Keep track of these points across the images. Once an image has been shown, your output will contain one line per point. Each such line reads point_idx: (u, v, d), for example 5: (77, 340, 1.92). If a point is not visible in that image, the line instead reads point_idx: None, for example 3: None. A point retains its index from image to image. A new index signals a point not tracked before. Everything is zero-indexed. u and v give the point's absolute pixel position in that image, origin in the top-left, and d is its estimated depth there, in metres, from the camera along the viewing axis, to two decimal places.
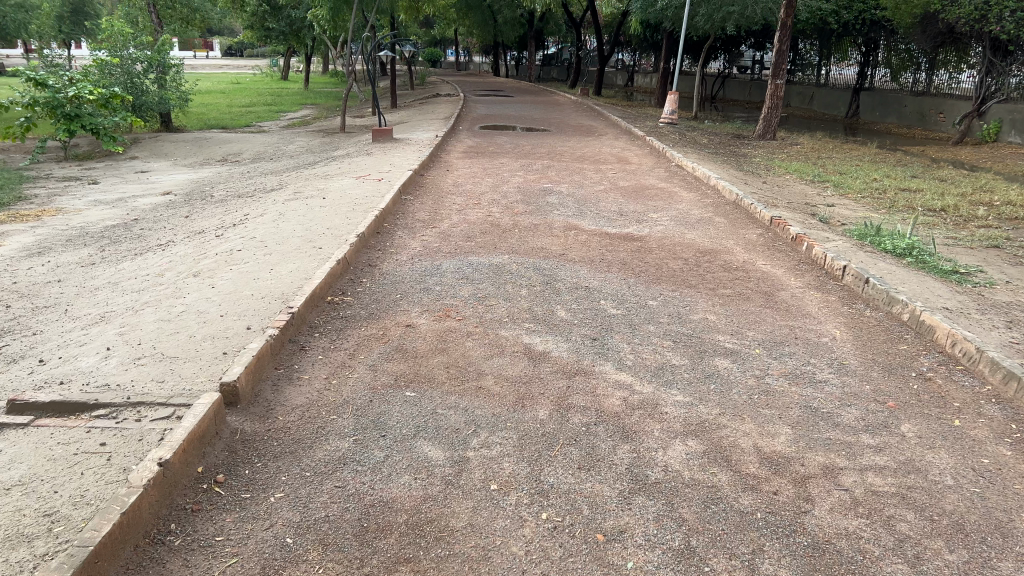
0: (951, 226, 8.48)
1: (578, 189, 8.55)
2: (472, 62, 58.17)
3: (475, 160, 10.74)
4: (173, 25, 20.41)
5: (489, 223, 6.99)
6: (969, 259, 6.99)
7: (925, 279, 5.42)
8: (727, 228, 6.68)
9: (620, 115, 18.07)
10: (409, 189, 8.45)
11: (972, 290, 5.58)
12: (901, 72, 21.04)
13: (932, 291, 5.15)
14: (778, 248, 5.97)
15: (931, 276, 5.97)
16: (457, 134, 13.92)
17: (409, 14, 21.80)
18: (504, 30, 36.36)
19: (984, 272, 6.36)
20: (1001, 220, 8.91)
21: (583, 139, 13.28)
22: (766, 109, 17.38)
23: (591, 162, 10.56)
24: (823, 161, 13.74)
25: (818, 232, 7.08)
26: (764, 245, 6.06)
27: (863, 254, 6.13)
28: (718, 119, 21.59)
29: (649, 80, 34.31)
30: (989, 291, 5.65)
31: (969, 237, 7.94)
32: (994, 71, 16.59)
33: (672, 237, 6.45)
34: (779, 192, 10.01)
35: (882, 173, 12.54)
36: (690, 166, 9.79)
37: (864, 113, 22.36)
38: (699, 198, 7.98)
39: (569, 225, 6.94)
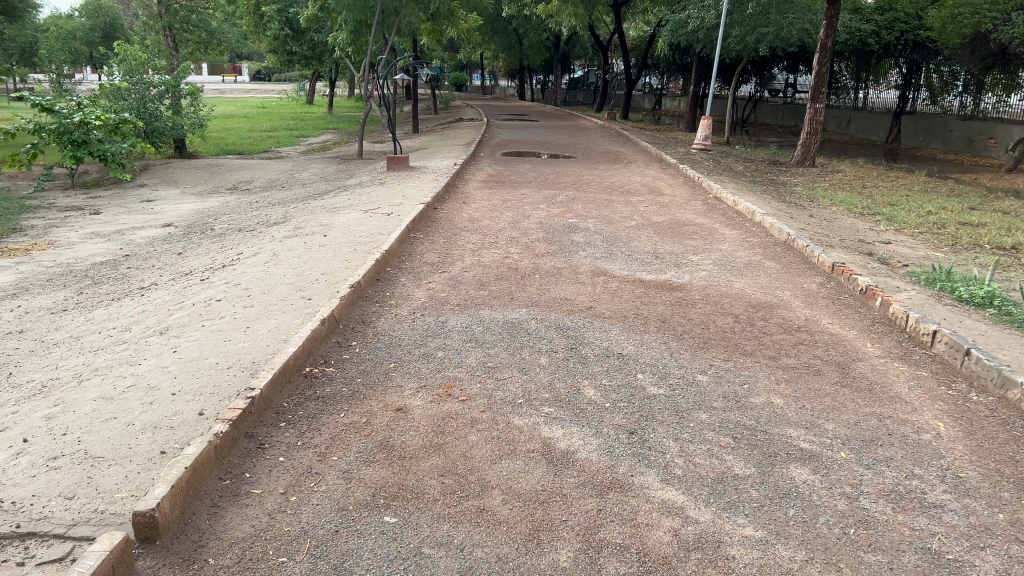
0: None
1: (606, 225, 7.72)
2: (497, 85, 57.67)
3: (495, 191, 9.94)
4: (190, 49, 19.94)
5: (506, 266, 6.16)
6: None
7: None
8: (782, 275, 5.81)
9: (650, 140, 17.20)
10: (420, 225, 7.66)
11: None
12: (945, 95, 20.03)
13: None
14: (845, 303, 5.08)
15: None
16: (478, 161, 13.16)
17: (432, 37, 21.20)
18: (529, 53, 35.76)
19: None
20: None
21: (612, 167, 12.44)
22: (804, 135, 16.45)
23: (621, 193, 9.73)
24: (869, 190, 12.80)
25: (885, 278, 6.16)
26: (826, 300, 5.17)
27: (945, 307, 5.21)
28: (751, 145, 20.69)
29: (678, 104, 33.48)
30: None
31: None
32: None
33: (716, 286, 5.58)
34: (828, 227, 9.09)
35: (936, 204, 11.56)
36: (730, 199, 8.90)
37: (906, 137, 21.36)
38: (744, 236, 7.11)
39: (597, 269, 6.09)
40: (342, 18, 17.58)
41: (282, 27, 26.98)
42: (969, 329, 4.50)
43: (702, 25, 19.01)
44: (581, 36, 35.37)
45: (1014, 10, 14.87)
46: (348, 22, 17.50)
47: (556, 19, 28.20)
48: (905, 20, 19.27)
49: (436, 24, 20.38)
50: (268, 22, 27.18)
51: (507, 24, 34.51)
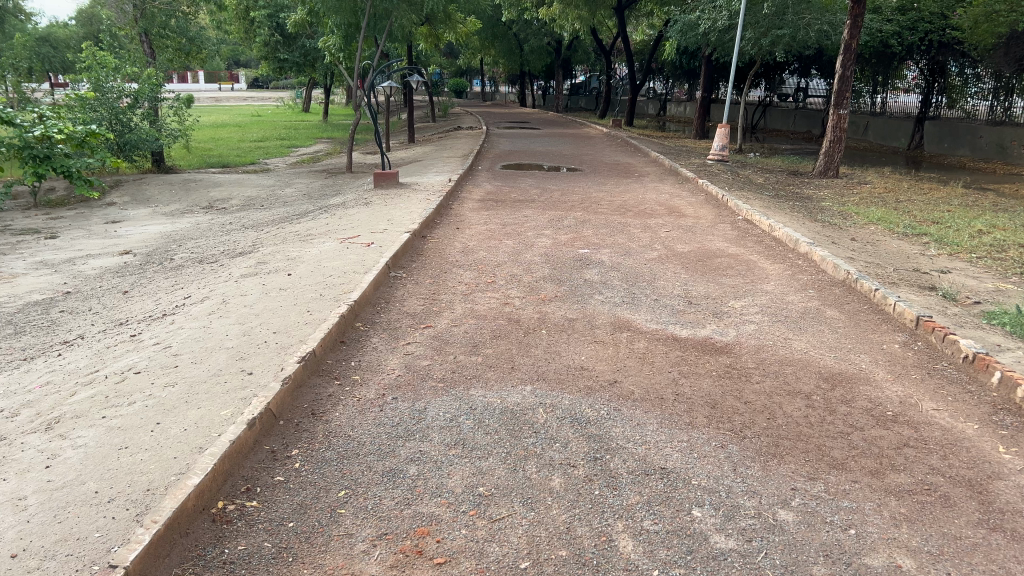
0: None
1: (624, 257, 6.56)
2: (497, 91, 56.63)
3: (493, 213, 8.78)
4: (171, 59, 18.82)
5: (505, 316, 4.99)
6: None
7: None
8: (853, 331, 4.62)
9: (661, 150, 16.04)
10: (405, 258, 6.47)
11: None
12: (971, 97, 18.79)
13: None
14: (948, 378, 3.89)
15: None
16: (476, 176, 11.99)
17: (428, 42, 20.07)
18: (530, 59, 34.62)
19: None
20: None
21: (622, 183, 11.29)
22: (827, 143, 15.24)
23: (635, 214, 8.56)
24: (905, 205, 11.63)
25: (972, 327, 4.94)
26: (921, 372, 3.98)
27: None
28: (765, 153, 19.51)
29: (684, 109, 32.33)
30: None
31: None
32: None
33: (773, 346, 4.40)
34: (876, 253, 7.91)
35: (985, 220, 10.37)
36: (764, 223, 7.71)
37: (928, 144, 20.05)
38: (791, 272, 5.96)
39: (619, 320, 4.90)
40: (331, 23, 16.43)
41: (273, 33, 25.89)
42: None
43: (714, 28, 17.83)
44: (584, 40, 34.27)
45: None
46: (338, 26, 16.36)
47: (558, 23, 27.05)
48: (929, 20, 18.20)
49: (432, 27, 19.25)
50: (258, 28, 26.04)
51: (508, 29, 33.43)
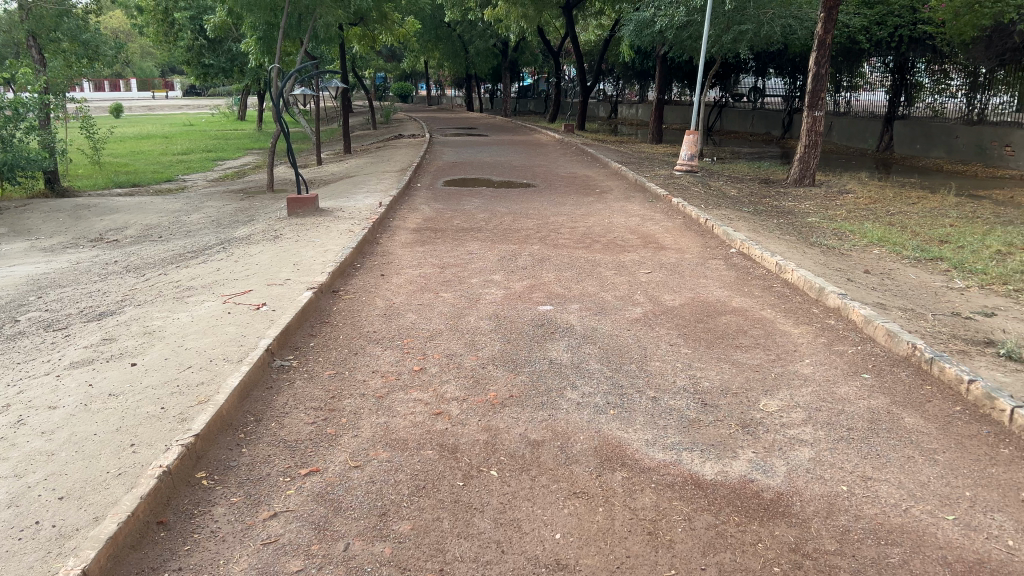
0: None
1: (599, 318, 4.96)
2: (442, 96, 54.80)
3: (429, 247, 7.12)
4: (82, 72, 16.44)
5: (436, 440, 3.31)
6: None
7: None
8: (962, 464, 3.07)
9: (621, 160, 14.54)
10: (306, 329, 4.75)
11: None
12: (936, 95, 17.61)
13: None
14: None
15: None
16: (413, 197, 10.28)
17: (363, 44, 18.22)
18: (476, 61, 32.69)
19: None
20: None
21: (584, 203, 9.69)
22: (801, 148, 13.81)
23: (604, 248, 6.99)
24: (898, 218, 10.22)
25: None
26: None
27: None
28: (728, 158, 18.19)
29: (636, 111, 31.01)
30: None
31: None
32: None
33: (851, 501, 2.83)
34: (900, 291, 6.40)
35: (1000, 235, 8.64)
36: (768, 260, 6.20)
37: (898, 145, 18.65)
38: (826, 341, 4.48)
39: (607, 445, 3.27)
40: (247, 25, 14.50)
41: (196, 36, 23.74)
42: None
43: (671, 25, 16.01)
44: (531, 42, 32.66)
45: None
46: (256, 27, 14.43)
47: (504, 24, 25.41)
48: (898, 14, 17.04)
49: (366, 28, 17.44)
50: (179, 32, 23.85)
51: (452, 30, 31.68)
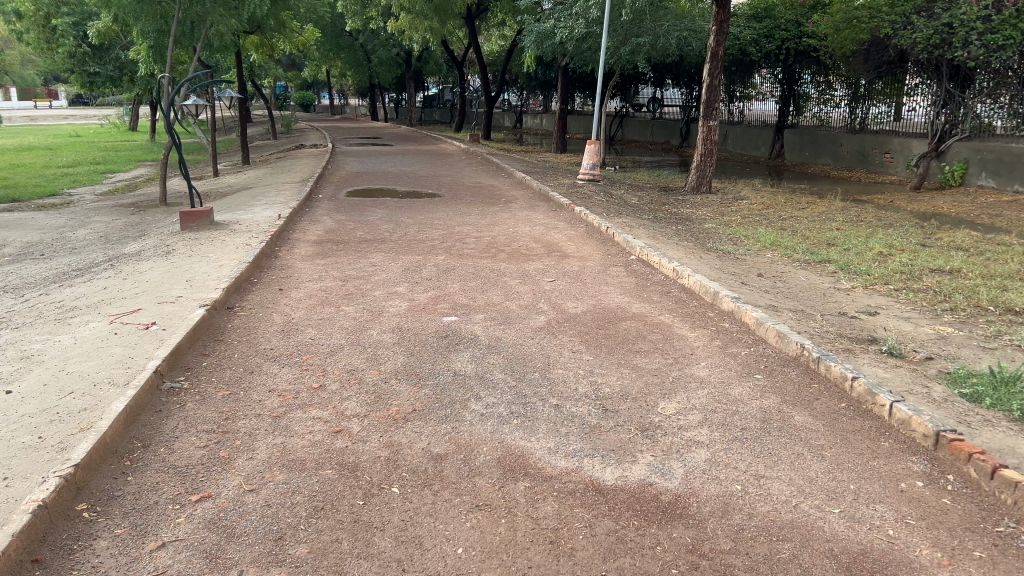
0: None
1: (503, 328, 4.96)
2: (345, 105, 54.01)
3: (330, 260, 6.98)
4: None
5: (336, 458, 3.23)
6: None
7: None
8: (847, 458, 3.21)
9: (526, 169, 14.64)
10: (200, 349, 4.56)
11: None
12: (823, 104, 18.31)
13: None
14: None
15: None
16: (314, 209, 10.06)
17: (260, 52, 17.78)
18: (378, 71, 32.35)
19: None
20: None
21: (488, 212, 9.70)
22: (698, 156, 14.23)
23: (508, 257, 7.02)
24: (789, 223, 10.66)
25: (963, 413, 3.58)
26: (982, 554, 2.57)
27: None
28: (629, 167, 18.59)
29: (540, 121, 31.36)
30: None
31: None
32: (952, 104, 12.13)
33: (745, 500, 2.91)
34: (790, 293, 6.67)
35: (882, 237, 9.11)
36: (666, 266, 6.38)
37: (789, 153, 19.50)
38: (720, 343, 4.63)
39: (510, 455, 3.27)
40: (136, 31, 13.89)
41: (80, 43, 22.60)
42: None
43: (571, 37, 16.23)
44: (434, 52, 32.60)
45: (916, 11, 11.63)
46: (145, 35, 13.83)
47: (406, 34, 25.26)
48: (785, 28, 17.87)
49: (264, 36, 17.01)
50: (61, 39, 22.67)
51: (354, 39, 31.30)
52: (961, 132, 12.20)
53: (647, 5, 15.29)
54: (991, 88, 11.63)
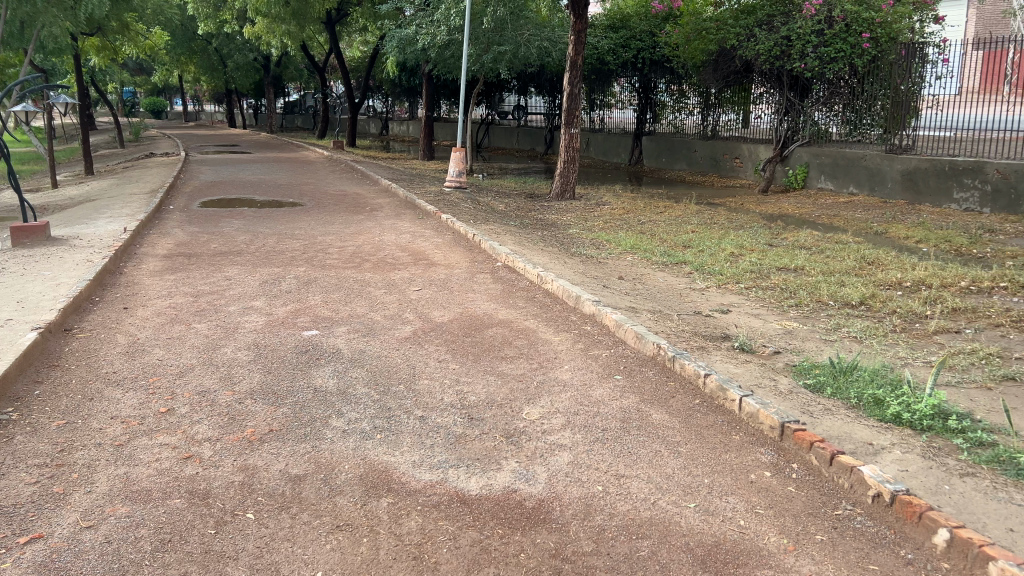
0: (904, 335, 5.38)
1: (367, 340, 4.85)
2: (200, 111, 51.68)
3: (182, 275, 6.62)
4: None
5: (185, 487, 3.05)
6: None
7: None
8: (702, 453, 3.33)
9: (391, 177, 14.47)
10: (30, 376, 4.20)
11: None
12: (677, 112, 19.12)
13: None
14: (862, 554, 2.63)
15: None
16: (165, 221, 9.55)
17: (102, 55, 16.73)
18: (235, 76, 31.16)
19: None
20: (947, 317, 5.87)
21: (352, 222, 9.51)
22: (561, 163, 14.49)
23: (373, 267, 6.90)
24: (647, 227, 11.05)
25: (807, 403, 3.79)
26: (827, 539, 2.72)
27: (1007, 486, 2.98)
28: (496, 173, 18.74)
29: (406, 128, 31.16)
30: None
31: (956, 353, 4.83)
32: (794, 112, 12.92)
33: (607, 500, 2.97)
34: (648, 294, 6.90)
35: (733, 238, 9.60)
36: (530, 271, 6.46)
37: (647, 159, 20.24)
38: (582, 346, 4.72)
39: (373, 471, 3.19)
40: None
41: None
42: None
43: (434, 44, 16.20)
44: (294, 57, 31.79)
45: (758, 24, 12.33)
46: None
47: (263, 39, 24.46)
48: (639, 39, 18.59)
49: (106, 39, 16.02)
50: None
51: (207, 43, 30.03)
52: (801, 138, 13.03)
53: (508, 14, 15.48)
54: (825, 97, 12.59)
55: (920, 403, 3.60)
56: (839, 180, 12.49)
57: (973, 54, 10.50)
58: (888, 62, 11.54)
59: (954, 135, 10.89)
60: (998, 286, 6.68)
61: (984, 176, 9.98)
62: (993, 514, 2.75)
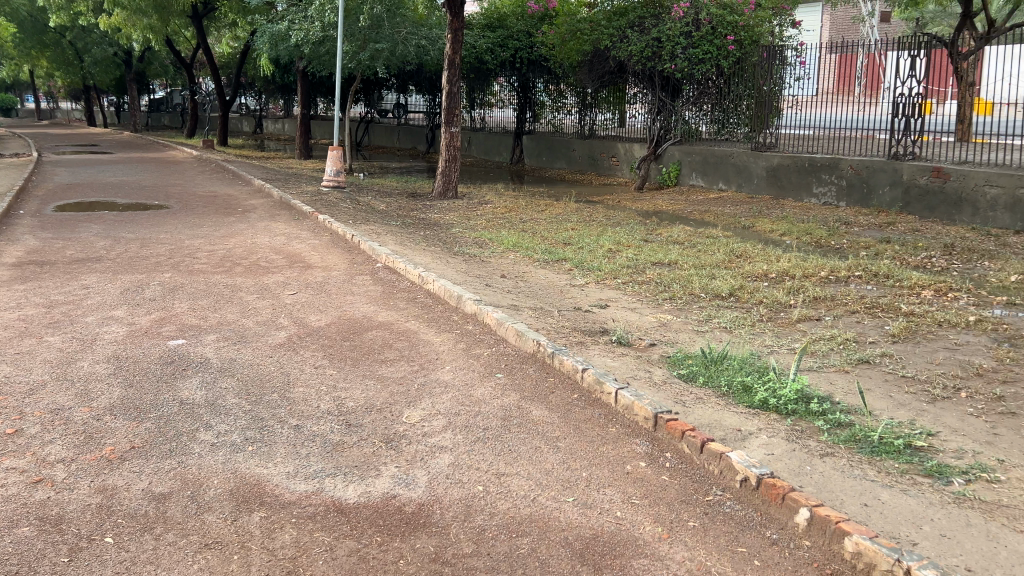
0: (771, 324, 5.64)
1: (238, 348, 4.66)
2: (55, 109, 48.45)
3: (33, 285, 6.16)
4: None
5: (35, 513, 2.83)
6: (900, 394, 4.05)
7: None
8: (580, 447, 3.38)
9: (266, 177, 14.00)
10: None
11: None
12: (556, 112, 19.41)
13: None
14: (732, 538, 2.73)
15: (937, 481, 3.03)
16: (15, 226, 8.87)
17: None
18: (94, 72, 29.37)
19: (940, 433, 3.52)
20: (808, 305, 6.21)
21: (223, 224, 9.13)
22: (442, 162, 14.41)
23: (245, 271, 6.65)
24: (528, 224, 11.15)
25: (680, 393, 3.91)
26: (700, 524, 2.81)
27: (861, 463, 3.17)
28: (376, 172, 18.48)
29: (281, 127, 30.27)
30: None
31: (814, 339, 5.12)
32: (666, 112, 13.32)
33: (487, 500, 2.96)
34: (529, 291, 6.96)
35: (611, 235, 9.82)
36: (411, 272, 6.39)
37: (528, 157, 20.44)
38: (463, 345, 4.71)
39: (245, 485, 3.06)
40: None
41: None
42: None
43: (307, 41, 15.78)
44: (159, 52, 30.30)
45: (630, 25, 12.62)
46: None
47: (124, 32, 23.16)
48: (516, 38, 18.82)
49: None
50: None
51: (61, 36, 28.16)
52: (674, 137, 13.45)
53: (384, 11, 15.27)
54: (695, 97, 13.12)
55: (784, 389, 3.78)
56: (709, 177, 12.95)
57: (829, 56, 11.20)
58: (751, 63, 12.23)
59: (813, 133, 11.57)
60: (853, 274, 7.12)
61: (840, 172, 10.60)
62: (849, 491, 2.92)
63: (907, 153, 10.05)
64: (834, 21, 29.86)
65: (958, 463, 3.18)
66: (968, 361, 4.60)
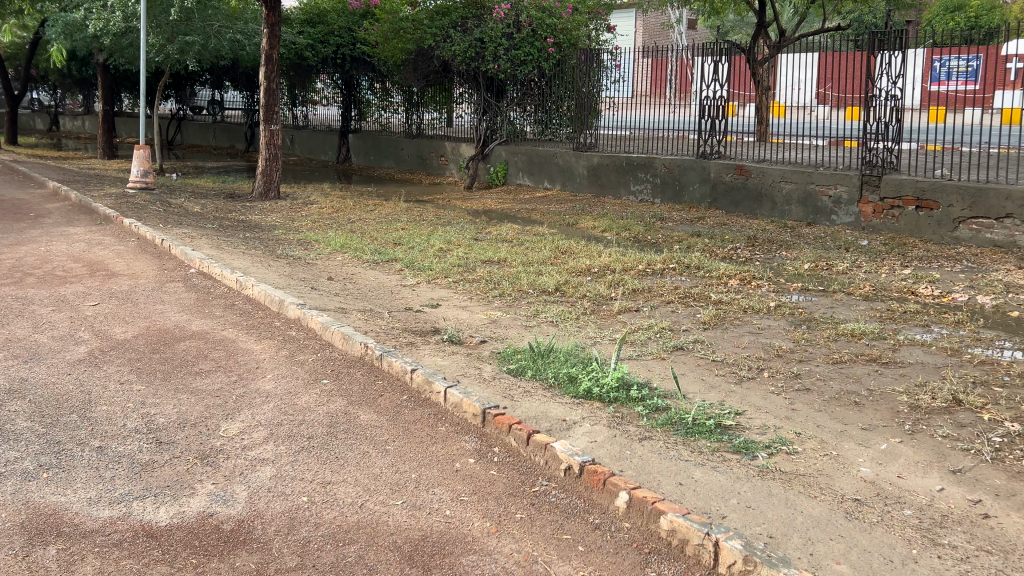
0: (596, 317, 5.82)
1: (30, 367, 4.23)
2: None
3: None
4: None
5: None
6: (711, 376, 4.34)
7: (827, 516, 2.79)
8: (409, 449, 3.35)
9: (64, 179, 12.84)
10: None
11: (926, 499, 2.96)
12: (383, 110, 19.15)
13: (883, 550, 2.59)
14: (558, 526, 2.81)
15: (743, 456, 3.27)
16: None
17: None
18: None
19: (747, 411, 3.79)
20: (628, 297, 6.50)
21: (12, 231, 8.28)
22: (261, 161, 13.80)
23: (38, 281, 6.06)
24: (354, 225, 10.94)
25: (507, 387, 3.98)
26: (527, 516, 2.87)
27: (676, 445, 3.35)
28: (191, 173, 17.45)
29: (82, 124, 27.89)
30: (927, 476, 3.14)
31: (633, 329, 5.36)
32: (491, 112, 13.52)
33: (311, 510, 2.87)
34: (358, 293, 6.83)
35: (440, 234, 9.82)
36: (229, 276, 6.08)
37: (355, 156, 20.03)
38: (287, 352, 4.54)
39: (39, 516, 2.78)
40: None
41: None
42: (804, 541, 2.64)
43: (107, 32, 14.63)
44: None
45: (453, 25, 12.64)
46: None
47: None
48: (338, 35, 18.46)
49: None
50: None
51: None
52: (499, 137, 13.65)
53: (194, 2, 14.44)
54: (518, 97, 13.41)
55: (606, 377, 3.93)
56: (536, 176, 13.27)
57: (642, 60, 11.47)
58: (571, 66, 12.84)
59: (631, 134, 12.13)
60: (668, 267, 7.53)
61: (654, 171, 11.20)
62: (664, 472, 3.09)
63: (714, 153, 10.75)
64: (646, 26, 31.46)
65: (761, 438, 3.44)
66: (770, 343, 5.00)
